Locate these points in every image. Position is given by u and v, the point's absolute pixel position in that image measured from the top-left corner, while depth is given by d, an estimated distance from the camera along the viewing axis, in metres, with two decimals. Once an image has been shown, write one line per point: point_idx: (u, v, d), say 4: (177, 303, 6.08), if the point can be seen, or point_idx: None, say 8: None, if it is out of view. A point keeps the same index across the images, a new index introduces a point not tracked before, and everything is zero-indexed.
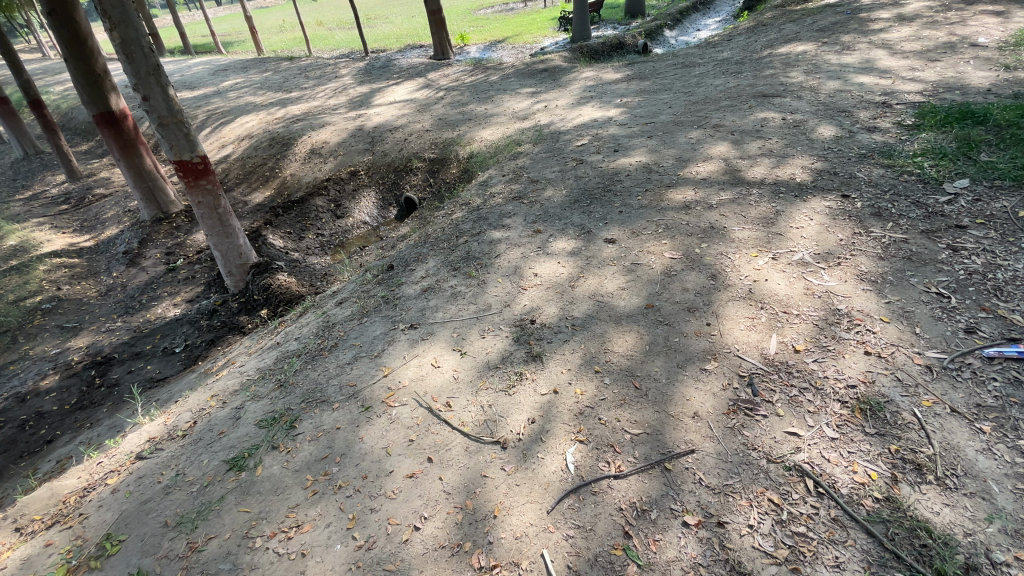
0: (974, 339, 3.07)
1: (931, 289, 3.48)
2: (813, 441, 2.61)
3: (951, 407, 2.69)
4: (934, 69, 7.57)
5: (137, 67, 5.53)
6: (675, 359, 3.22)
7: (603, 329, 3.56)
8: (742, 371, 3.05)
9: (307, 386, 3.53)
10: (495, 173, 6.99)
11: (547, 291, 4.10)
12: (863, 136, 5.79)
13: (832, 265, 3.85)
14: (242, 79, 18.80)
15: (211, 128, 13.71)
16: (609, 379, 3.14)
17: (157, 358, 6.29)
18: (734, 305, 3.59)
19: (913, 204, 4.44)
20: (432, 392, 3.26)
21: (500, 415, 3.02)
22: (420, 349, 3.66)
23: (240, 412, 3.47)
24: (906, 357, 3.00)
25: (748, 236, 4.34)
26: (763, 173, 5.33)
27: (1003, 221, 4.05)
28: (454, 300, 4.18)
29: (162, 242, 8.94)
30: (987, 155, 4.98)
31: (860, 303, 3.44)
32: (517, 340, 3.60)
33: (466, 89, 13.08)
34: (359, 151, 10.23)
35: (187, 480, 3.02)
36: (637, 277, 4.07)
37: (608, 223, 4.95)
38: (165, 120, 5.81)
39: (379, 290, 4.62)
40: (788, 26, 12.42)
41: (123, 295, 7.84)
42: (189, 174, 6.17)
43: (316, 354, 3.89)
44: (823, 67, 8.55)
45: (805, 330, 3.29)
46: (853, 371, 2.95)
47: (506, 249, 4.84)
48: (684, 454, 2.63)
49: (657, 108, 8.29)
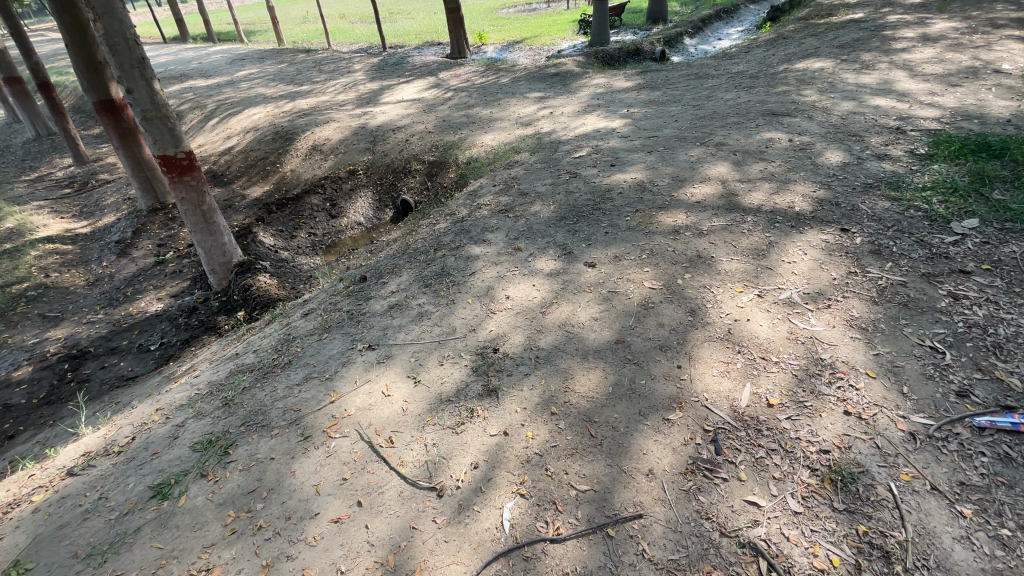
0: (965, 404, 2.78)
1: (925, 341, 3.19)
2: (773, 514, 2.36)
3: (932, 484, 2.43)
4: (954, 94, 7.21)
5: (121, 59, 5.45)
6: (638, 405, 2.97)
7: (567, 365, 3.33)
8: (707, 424, 2.81)
9: (251, 406, 3.37)
10: (486, 183, 6.77)
11: (516, 316, 3.88)
12: (872, 164, 5.48)
13: (821, 307, 3.58)
14: (257, 69, 18.81)
15: (218, 118, 13.66)
16: (564, 423, 2.91)
17: (131, 356, 6.21)
18: (710, 346, 3.34)
19: (916, 243, 4.14)
20: (376, 423, 3.06)
21: (443, 456, 2.80)
22: (373, 373, 3.46)
23: (179, 431, 3.33)
24: (889, 421, 2.73)
25: (736, 268, 4.08)
26: (761, 200, 5.04)
27: (1011, 269, 3.74)
28: (420, 320, 3.97)
29: (155, 233, 8.89)
30: (1000, 193, 4.64)
31: (846, 353, 3.18)
32: (475, 371, 3.38)
33: (474, 91, 12.86)
34: (360, 150, 10.08)
35: (109, 506, 2.87)
36: (612, 306, 3.84)
37: (592, 244, 4.72)
38: (148, 114, 5.72)
39: (346, 304, 4.42)
40: (807, 41, 12.03)
41: (109, 286, 7.77)
42: (173, 169, 6.05)
43: (268, 371, 3.72)
44: (838, 87, 8.21)
45: (783, 381, 3.03)
46: (828, 434, 2.70)
47: (482, 267, 4.61)
48: (630, 518, 2.39)
49: (661, 121, 8.00)
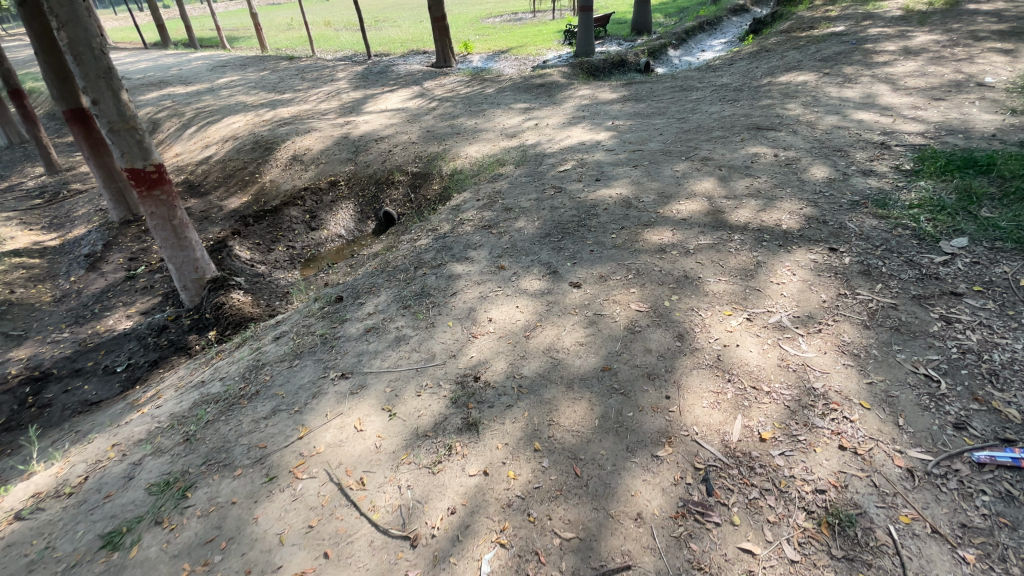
0: (963, 438, 2.68)
1: (919, 369, 3.10)
2: (769, 563, 2.23)
3: (932, 526, 2.31)
4: (937, 108, 7.25)
5: (87, 68, 5.25)
6: (625, 440, 2.82)
7: (552, 395, 3.17)
8: (698, 461, 2.67)
9: (213, 443, 3.18)
10: (469, 197, 6.62)
11: (498, 341, 3.71)
12: (858, 180, 5.44)
13: (811, 331, 3.48)
14: (239, 77, 18.49)
15: (196, 126, 13.33)
16: (548, 461, 2.75)
17: (96, 378, 5.94)
18: (699, 375, 3.21)
19: (906, 262, 4.08)
20: (347, 462, 2.87)
21: (419, 500, 2.62)
22: (346, 406, 3.26)
23: (135, 470, 3.16)
24: (886, 456, 2.62)
25: (724, 289, 3.98)
26: (748, 217, 4.96)
27: (1003, 290, 3.68)
28: (397, 345, 3.78)
29: (127, 246, 8.56)
30: (988, 211, 4.61)
31: (839, 382, 3.06)
32: (455, 402, 3.19)
33: (459, 101, 12.73)
34: (341, 160, 9.87)
35: (54, 557, 2.67)
36: (598, 330, 3.69)
37: (577, 262, 4.58)
38: (115, 126, 5.48)
39: (320, 327, 4.22)
40: (791, 54, 12.13)
41: (76, 303, 7.43)
42: (142, 183, 5.81)
43: (234, 403, 3.51)
44: (822, 101, 8.24)
45: (775, 413, 2.90)
46: (823, 471, 2.57)
47: (464, 287, 4.45)
48: (618, 570, 2.24)
49: (647, 134, 7.94)
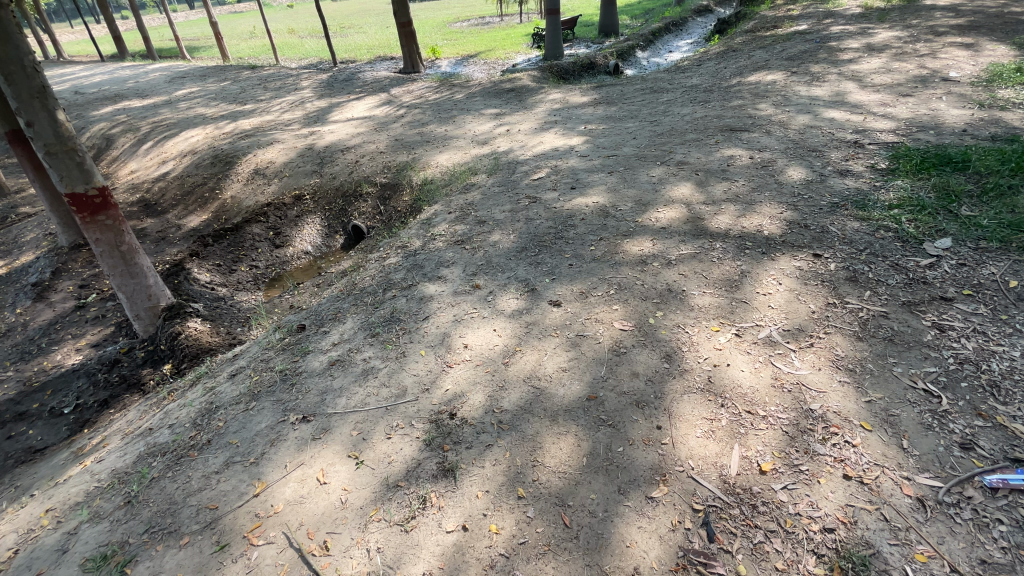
0: (972, 459, 2.53)
1: (918, 384, 2.95)
2: None
3: (951, 564, 2.14)
4: (905, 105, 7.29)
5: (18, 88, 4.82)
6: (616, 481, 2.59)
7: (535, 430, 2.92)
8: (696, 501, 2.46)
9: (157, 505, 2.86)
10: (440, 210, 6.32)
11: (475, 370, 3.44)
12: (836, 181, 5.35)
13: (803, 346, 3.31)
14: (199, 88, 17.77)
15: (153, 142, 12.69)
16: (533, 510, 2.50)
17: (42, 422, 5.48)
18: (690, 400, 3.00)
19: (892, 267, 3.97)
20: (309, 523, 2.58)
21: (391, 565, 2.34)
22: (308, 454, 2.96)
23: (69, 541, 2.81)
24: (893, 485, 2.44)
25: (709, 303, 3.79)
26: (728, 223, 4.81)
27: (992, 293, 3.58)
28: (365, 379, 3.48)
29: (77, 272, 8.00)
30: (968, 209, 4.56)
31: (837, 402, 2.89)
32: (429, 445, 2.91)
33: (428, 107, 12.41)
34: (306, 173, 9.46)
35: None
36: (581, 354, 3.45)
37: (556, 278, 4.34)
38: (52, 148, 5.04)
39: (280, 361, 3.88)
40: (757, 53, 12.19)
41: (21, 337, 6.86)
42: (85, 209, 5.37)
43: (183, 456, 3.19)
44: (792, 100, 8.22)
45: (773, 441, 2.71)
46: (830, 507, 2.38)
47: (436, 309, 4.15)
48: None
49: (620, 138, 7.78)
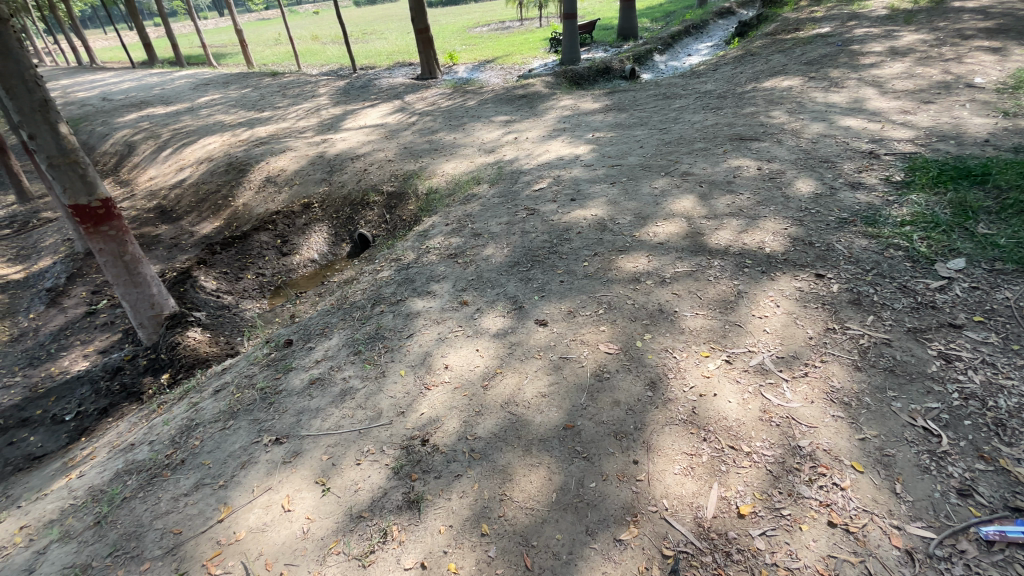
0: (969, 507, 2.33)
1: (917, 421, 2.75)
2: None
3: None
4: (927, 112, 6.96)
5: (20, 102, 4.94)
6: (585, 520, 2.47)
7: (507, 461, 2.82)
8: (666, 546, 2.33)
9: (124, 527, 2.85)
10: (438, 221, 6.26)
11: (453, 393, 3.35)
12: (846, 195, 5.11)
13: (797, 375, 3.13)
14: (220, 95, 18.13)
15: (172, 149, 12.96)
16: (495, 549, 2.40)
17: (43, 429, 5.59)
18: (671, 433, 2.86)
19: (899, 289, 3.75)
20: (268, 553, 2.52)
21: None
22: (277, 479, 2.91)
23: (38, 560, 2.82)
24: (881, 535, 2.27)
25: (701, 326, 3.63)
26: (729, 239, 4.63)
27: (1006, 320, 3.34)
28: (342, 400, 3.42)
29: (91, 278, 8.17)
30: (986, 226, 4.29)
31: (828, 439, 2.71)
32: (397, 473, 2.83)
33: (440, 114, 12.43)
34: (316, 181, 9.52)
35: None
36: (562, 378, 3.33)
37: (545, 296, 4.23)
38: (54, 161, 5.16)
39: (262, 379, 3.86)
40: (775, 57, 11.87)
41: (32, 343, 7.03)
42: (88, 219, 5.46)
43: (156, 476, 3.17)
44: (808, 107, 7.94)
45: (755, 481, 2.56)
46: (810, 557, 2.23)
47: (421, 327, 4.08)
48: None
49: (627, 147, 7.63)
